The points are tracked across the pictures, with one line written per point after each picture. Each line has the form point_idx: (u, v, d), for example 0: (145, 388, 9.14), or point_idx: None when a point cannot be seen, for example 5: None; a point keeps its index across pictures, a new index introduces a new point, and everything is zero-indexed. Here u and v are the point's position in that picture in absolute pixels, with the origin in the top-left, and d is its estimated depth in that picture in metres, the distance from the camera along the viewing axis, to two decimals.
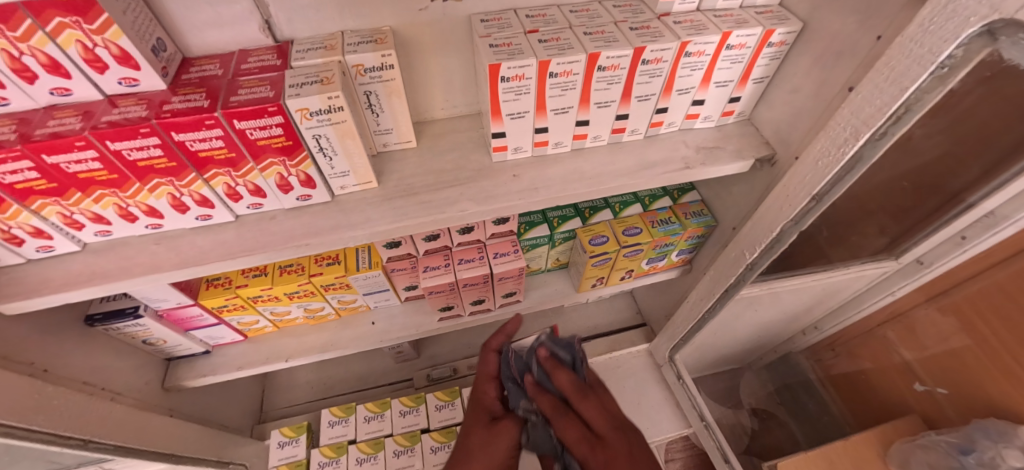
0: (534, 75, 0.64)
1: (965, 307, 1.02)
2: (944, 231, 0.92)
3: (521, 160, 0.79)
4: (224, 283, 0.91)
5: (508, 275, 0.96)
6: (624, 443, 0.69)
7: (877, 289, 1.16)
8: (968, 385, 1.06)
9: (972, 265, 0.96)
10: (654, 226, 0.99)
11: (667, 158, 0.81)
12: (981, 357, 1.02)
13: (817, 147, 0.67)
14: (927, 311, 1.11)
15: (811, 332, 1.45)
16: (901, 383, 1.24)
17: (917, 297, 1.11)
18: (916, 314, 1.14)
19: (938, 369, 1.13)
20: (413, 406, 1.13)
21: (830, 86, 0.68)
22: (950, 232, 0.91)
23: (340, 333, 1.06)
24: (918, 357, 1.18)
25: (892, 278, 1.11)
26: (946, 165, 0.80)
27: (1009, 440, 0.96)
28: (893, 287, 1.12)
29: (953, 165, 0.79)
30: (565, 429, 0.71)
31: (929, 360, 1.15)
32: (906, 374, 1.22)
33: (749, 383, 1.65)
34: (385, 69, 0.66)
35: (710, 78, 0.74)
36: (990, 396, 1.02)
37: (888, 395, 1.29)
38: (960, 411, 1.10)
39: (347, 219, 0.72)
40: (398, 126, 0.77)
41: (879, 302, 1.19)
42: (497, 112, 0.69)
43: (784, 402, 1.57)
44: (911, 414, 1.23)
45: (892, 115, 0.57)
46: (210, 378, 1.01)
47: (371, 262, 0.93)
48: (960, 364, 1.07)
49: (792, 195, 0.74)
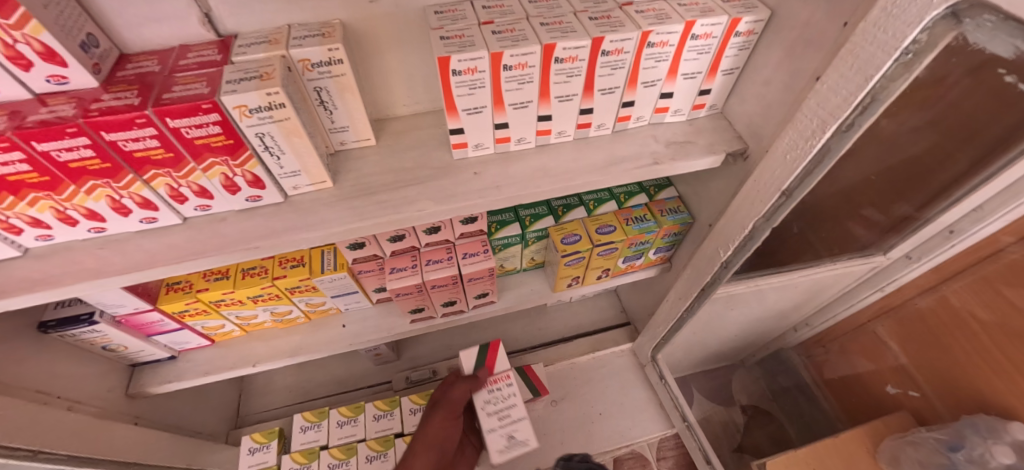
0: (487, 68, 0.61)
1: (955, 303, 1.00)
2: (934, 226, 0.88)
3: (483, 157, 0.76)
4: (185, 287, 0.88)
5: (478, 276, 0.94)
6: None
7: (868, 284, 1.13)
8: (958, 380, 1.04)
9: (964, 259, 0.93)
10: (628, 224, 0.96)
11: (636, 154, 0.78)
12: (968, 351, 1.00)
13: (784, 140, 0.65)
14: (918, 307, 1.08)
15: (802, 329, 1.42)
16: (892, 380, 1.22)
17: (908, 293, 1.09)
18: (908, 310, 1.11)
19: (927, 365, 1.11)
20: (387, 410, 1.11)
21: (799, 77, 0.65)
22: (939, 227, 0.88)
23: (311, 337, 1.04)
24: (908, 353, 1.15)
25: (883, 274, 1.07)
26: (927, 161, 0.75)
27: (998, 436, 0.94)
28: (883, 282, 1.09)
29: (937, 160, 0.74)
30: None
31: (920, 357, 1.13)
32: (898, 371, 1.20)
33: (742, 381, 1.61)
34: (334, 64, 0.64)
35: (676, 70, 0.72)
36: (977, 390, 1.00)
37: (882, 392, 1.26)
38: (949, 407, 1.08)
39: (301, 220, 0.69)
40: (355, 123, 0.74)
41: (869, 297, 1.16)
42: (452, 108, 0.67)
43: (778, 398, 1.55)
44: (902, 411, 1.21)
45: (858, 105, 0.54)
46: (175, 384, 0.98)
47: (337, 264, 0.90)
48: (948, 360, 1.05)
49: (763, 192, 0.71)
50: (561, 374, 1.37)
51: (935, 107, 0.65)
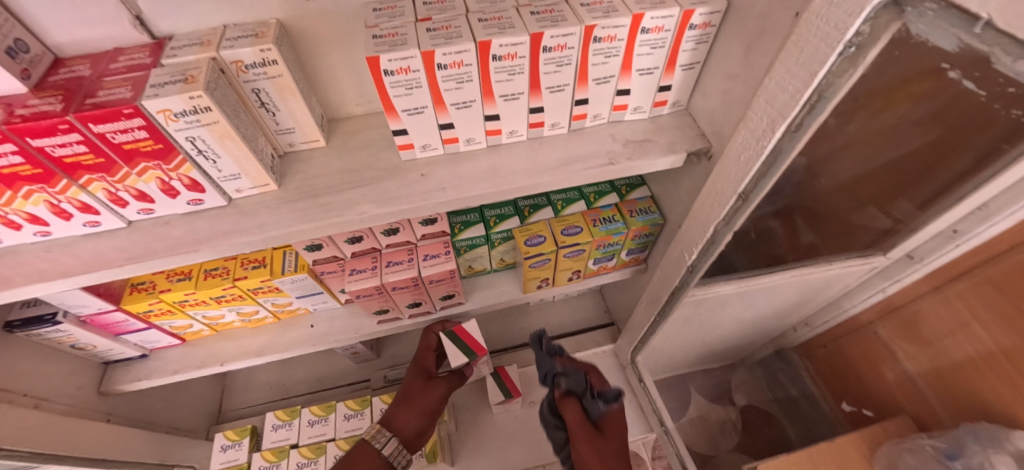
0: (421, 67, 0.59)
1: (960, 307, 0.93)
2: (932, 229, 0.82)
3: (432, 158, 0.74)
4: (148, 288, 0.89)
5: (440, 278, 0.92)
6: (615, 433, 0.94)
7: (868, 286, 1.09)
8: (960, 388, 0.98)
9: (975, 256, 0.85)
10: (595, 225, 0.93)
11: (592, 153, 0.75)
12: (973, 354, 0.93)
13: (738, 140, 0.61)
14: (918, 309, 1.02)
15: (802, 329, 1.38)
16: (894, 386, 1.15)
17: (913, 293, 1.02)
18: (910, 312, 1.05)
19: (928, 370, 1.05)
20: (358, 410, 1.10)
21: (754, 72, 0.61)
22: (943, 226, 0.80)
23: (279, 337, 1.04)
24: (910, 357, 1.09)
25: (884, 273, 1.02)
26: (928, 157, 0.68)
27: (999, 446, 0.85)
28: (884, 283, 1.04)
29: (933, 158, 0.67)
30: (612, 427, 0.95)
31: (922, 361, 1.06)
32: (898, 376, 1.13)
33: (742, 379, 1.60)
34: (268, 65, 0.62)
35: (630, 65, 0.68)
36: (981, 395, 0.93)
37: (881, 396, 1.20)
38: (951, 414, 1.01)
39: (243, 224, 0.69)
40: (301, 125, 0.73)
41: (873, 298, 1.10)
42: (391, 109, 0.65)
43: (778, 399, 1.50)
44: (901, 414, 1.14)
45: (805, 103, 0.50)
46: (146, 382, 1.00)
47: (297, 265, 0.89)
48: (949, 366, 0.99)
49: (720, 194, 0.68)
50: (540, 375, 1.36)
51: (919, 102, 0.58)
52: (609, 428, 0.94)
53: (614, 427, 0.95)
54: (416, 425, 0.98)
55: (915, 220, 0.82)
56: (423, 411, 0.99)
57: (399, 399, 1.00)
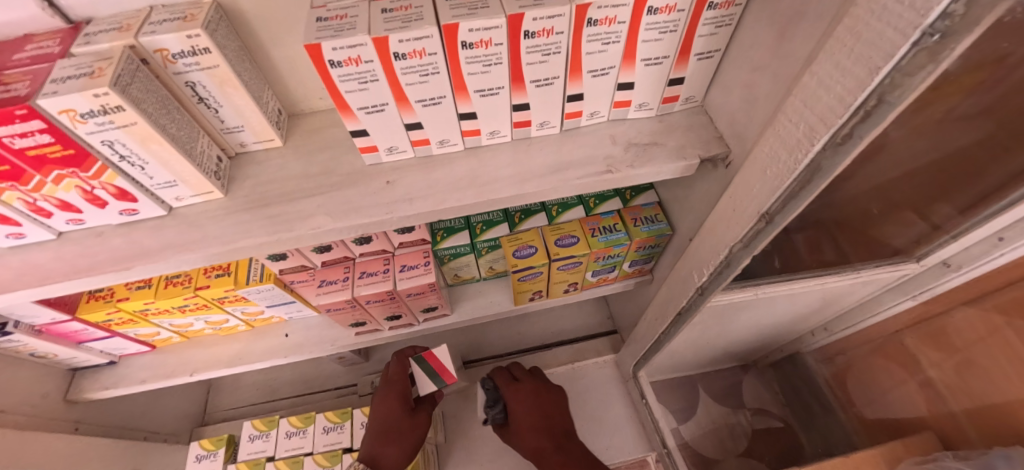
0: (374, 57, 0.48)
1: (998, 315, 0.77)
2: (976, 234, 0.68)
3: (402, 163, 0.64)
4: (106, 296, 0.83)
5: (418, 291, 0.82)
6: (524, 408, 1.04)
7: (896, 291, 0.90)
8: (998, 409, 0.81)
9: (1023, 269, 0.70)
10: (594, 235, 0.82)
11: (587, 159, 0.64)
12: (1016, 370, 0.76)
13: (762, 151, 0.49)
14: (953, 321, 0.85)
15: (820, 334, 1.18)
16: (918, 402, 0.97)
17: (942, 304, 0.86)
18: (942, 325, 0.88)
19: (958, 387, 0.88)
20: (338, 422, 1.04)
21: (787, 65, 0.48)
22: (986, 232, 0.67)
23: (252, 346, 0.97)
24: (935, 372, 0.92)
25: (914, 281, 0.85)
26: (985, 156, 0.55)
27: None
28: (915, 290, 0.86)
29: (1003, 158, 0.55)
30: (519, 411, 1.04)
31: (951, 378, 0.89)
32: (925, 393, 0.95)
33: (754, 381, 1.45)
34: (200, 54, 0.53)
35: (633, 54, 0.56)
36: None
37: (899, 412, 1.03)
38: (986, 439, 0.85)
39: (185, 237, 0.60)
40: (251, 122, 0.63)
41: (900, 306, 0.92)
42: (345, 107, 0.54)
43: (790, 402, 1.38)
44: (926, 430, 0.96)
45: (857, 110, 0.37)
46: (114, 391, 0.95)
47: (263, 274, 0.81)
48: (979, 379, 0.84)
49: (739, 212, 0.56)
50: None
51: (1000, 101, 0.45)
52: (513, 421, 1.04)
53: (517, 413, 1.04)
54: (402, 464, 0.91)
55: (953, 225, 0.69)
56: (408, 448, 0.93)
57: (380, 435, 0.92)
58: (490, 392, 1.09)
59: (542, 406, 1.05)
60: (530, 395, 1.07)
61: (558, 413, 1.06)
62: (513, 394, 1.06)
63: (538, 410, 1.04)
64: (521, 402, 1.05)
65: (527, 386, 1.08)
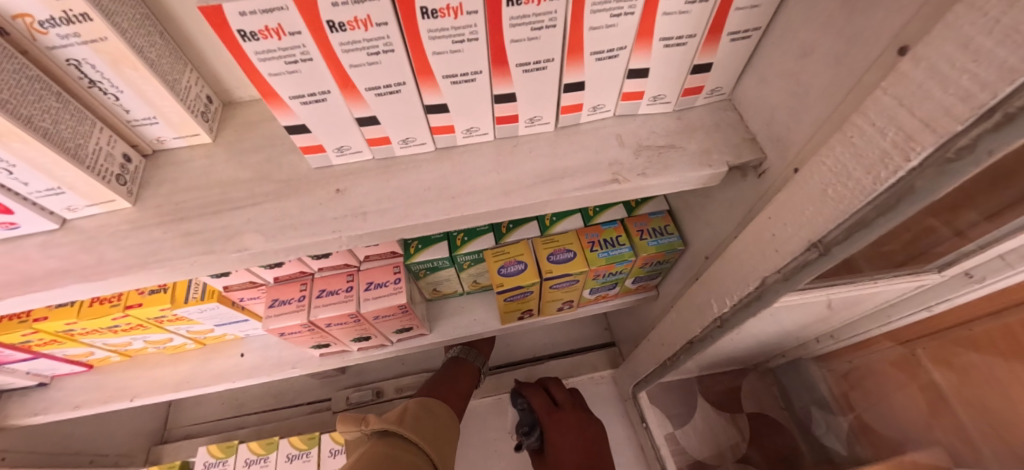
0: (302, 27, 0.35)
1: None
2: None
3: (356, 166, 0.52)
4: (22, 314, 0.70)
5: (388, 314, 0.70)
6: (567, 432, 0.93)
7: (907, 300, 0.68)
8: (1015, 412, 0.61)
9: None
10: (593, 250, 0.70)
11: (588, 165, 0.51)
12: None
13: (822, 165, 0.37)
14: (972, 334, 0.65)
15: (824, 342, 0.90)
16: (922, 413, 0.74)
17: (966, 313, 0.64)
18: (959, 334, 0.67)
19: (966, 389, 0.68)
20: (304, 449, 0.93)
21: (861, 51, 0.36)
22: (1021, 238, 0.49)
23: (202, 367, 0.85)
24: (939, 376, 0.71)
25: (926, 292, 0.64)
26: None
27: None
28: (929, 302, 0.65)
29: None
30: (559, 441, 0.92)
31: (960, 380, 0.69)
32: (926, 398, 0.74)
33: (754, 385, 1.09)
34: (77, 23, 0.39)
35: (650, 32, 0.43)
36: None
37: (898, 424, 0.79)
38: (1002, 448, 0.62)
39: (80, 260, 0.48)
40: (165, 113, 0.50)
41: (910, 319, 0.71)
42: (271, 94, 0.41)
43: (791, 406, 1.04)
44: (934, 447, 0.71)
45: (989, 115, 0.25)
46: (42, 418, 0.83)
47: (205, 292, 0.69)
48: (990, 379, 0.64)
49: (782, 237, 0.44)
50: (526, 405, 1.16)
51: None
52: (551, 449, 0.92)
53: (555, 446, 0.91)
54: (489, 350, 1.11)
55: (979, 235, 0.50)
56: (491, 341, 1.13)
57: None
58: (527, 416, 1.00)
59: (585, 442, 0.91)
60: (572, 427, 0.94)
61: (605, 453, 0.90)
62: (553, 416, 0.96)
63: (579, 443, 0.91)
64: (565, 427, 0.94)
65: (569, 416, 0.96)
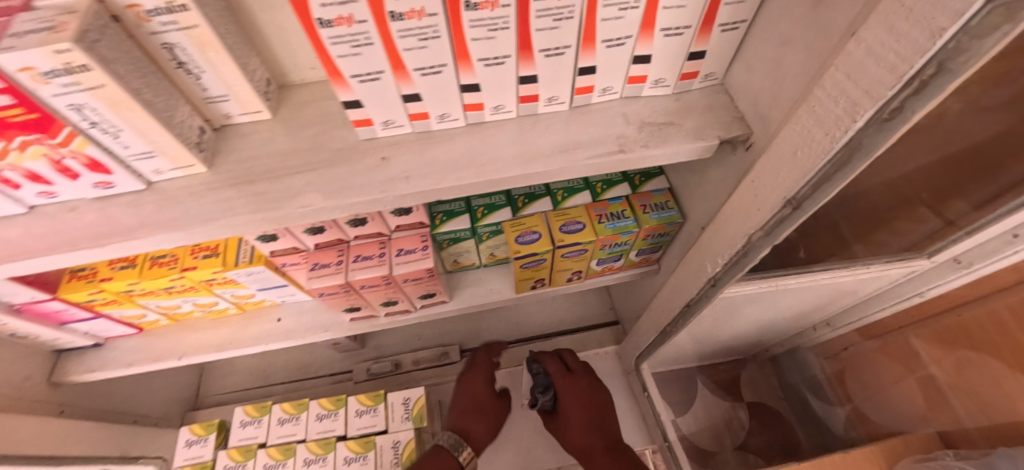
0: (368, 17, 0.43)
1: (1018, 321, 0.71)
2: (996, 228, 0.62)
3: (398, 138, 0.60)
4: (89, 275, 0.78)
5: (416, 277, 0.78)
6: (579, 395, 1.00)
7: (901, 288, 0.83)
8: (995, 400, 0.78)
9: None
10: (601, 222, 0.78)
11: (598, 138, 0.59)
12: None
13: (793, 131, 0.45)
14: (961, 319, 0.80)
15: (822, 330, 1.07)
16: (917, 401, 0.92)
17: (957, 299, 0.80)
18: (945, 324, 0.83)
19: (959, 383, 0.84)
20: (332, 410, 1.01)
21: (825, 37, 0.44)
22: (1000, 228, 0.62)
23: (242, 330, 0.94)
24: (936, 370, 0.87)
25: (919, 279, 0.79)
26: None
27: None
28: (920, 288, 0.79)
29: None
30: (572, 401, 0.99)
31: (955, 376, 0.84)
32: (920, 389, 0.91)
33: (753, 376, 1.29)
34: (176, 12, 0.47)
35: (653, 23, 0.51)
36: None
37: (895, 415, 0.97)
38: (986, 430, 0.81)
39: (162, 214, 0.56)
40: (236, 91, 0.58)
41: (902, 303, 0.86)
42: (336, 73, 0.50)
43: (788, 396, 1.24)
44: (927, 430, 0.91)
45: (909, 81, 0.33)
46: (99, 374, 0.92)
47: (253, 256, 0.77)
48: (975, 374, 0.80)
49: (763, 197, 0.52)
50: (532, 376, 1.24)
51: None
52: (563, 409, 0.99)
53: (567, 406, 0.99)
54: (484, 439, 0.97)
55: None
56: (490, 425, 0.99)
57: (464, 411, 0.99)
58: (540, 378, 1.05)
59: (595, 404, 0.99)
60: (584, 390, 1.01)
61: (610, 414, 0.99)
62: (566, 379, 1.02)
63: (590, 404, 0.99)
64: (578, 390, 1.00)
65: (581, 379, 1.02)
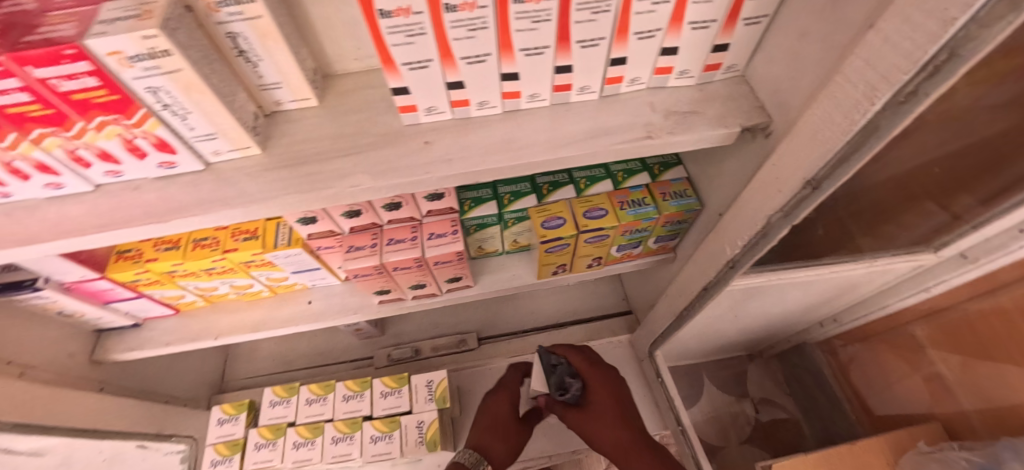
0: (425, 8, 0.47)
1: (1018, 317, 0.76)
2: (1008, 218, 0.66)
3: (439, 124, 0.64)
4: (135, 256, 0.82)
5: (446, 260, 0.82)
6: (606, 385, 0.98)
7: (909, 282, 0.88)
8: (996, 393, 0.82)
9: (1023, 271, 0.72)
10: (623, 208, 0.81)
11: (626, 124, 0.63)
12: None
13: (814, 115, 0.48)
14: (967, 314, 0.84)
15: (828, 325, 1.13)
16: (924, 395, 0.96)
17: (951, 299, 0.86)
18: (948, 320, 0.88)
19: (964, 379, 0.88)
20: (357, 391, 1.05)
21: (844, 28, 0.47)
22: (1007, 223, 0.67)
23: (274, 312, 0.98)
24: (942, 367, 0.91)
25: (928, 272, 0.83)
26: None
27: None
28: (927, 283, 0.84)
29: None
30: (602, 394, 0.97)
31: (960, 374, 0.88)
32: (927, 384, 0.95)
33: (759, 374, 1.32)
34: (243, 3, 0.50)
35: (682, 17, 0.55)
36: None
37: (901, 409, 1.03)
38: (990, 422, 0.85)
39: (220, 193, 0.60)
40: (288, 79, 0.62)
41: (907, 299, 0.90)
42: (388, 61, 0.53)
43: (794, 392, 1.28)
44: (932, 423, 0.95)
45: (926, 67, 0.37)
46: (138, 352, 0.96)
47: (291, 239, 0.81)
48: (978, 369, 0.85)
49: (784, 179, 0.55)
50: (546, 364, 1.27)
51: None
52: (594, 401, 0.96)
53: (596, 397, 0.97)
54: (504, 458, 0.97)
55: None
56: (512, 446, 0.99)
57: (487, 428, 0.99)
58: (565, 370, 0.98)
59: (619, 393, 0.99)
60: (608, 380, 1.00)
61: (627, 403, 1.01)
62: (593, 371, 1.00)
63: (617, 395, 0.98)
64: (605, 383, 0.99)
65: (605, 370, 1.01)
